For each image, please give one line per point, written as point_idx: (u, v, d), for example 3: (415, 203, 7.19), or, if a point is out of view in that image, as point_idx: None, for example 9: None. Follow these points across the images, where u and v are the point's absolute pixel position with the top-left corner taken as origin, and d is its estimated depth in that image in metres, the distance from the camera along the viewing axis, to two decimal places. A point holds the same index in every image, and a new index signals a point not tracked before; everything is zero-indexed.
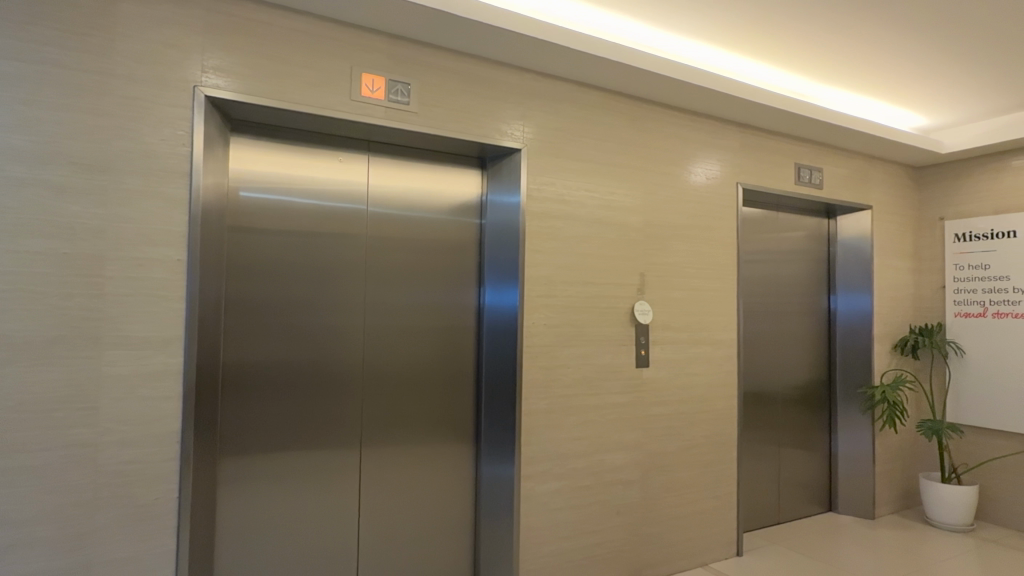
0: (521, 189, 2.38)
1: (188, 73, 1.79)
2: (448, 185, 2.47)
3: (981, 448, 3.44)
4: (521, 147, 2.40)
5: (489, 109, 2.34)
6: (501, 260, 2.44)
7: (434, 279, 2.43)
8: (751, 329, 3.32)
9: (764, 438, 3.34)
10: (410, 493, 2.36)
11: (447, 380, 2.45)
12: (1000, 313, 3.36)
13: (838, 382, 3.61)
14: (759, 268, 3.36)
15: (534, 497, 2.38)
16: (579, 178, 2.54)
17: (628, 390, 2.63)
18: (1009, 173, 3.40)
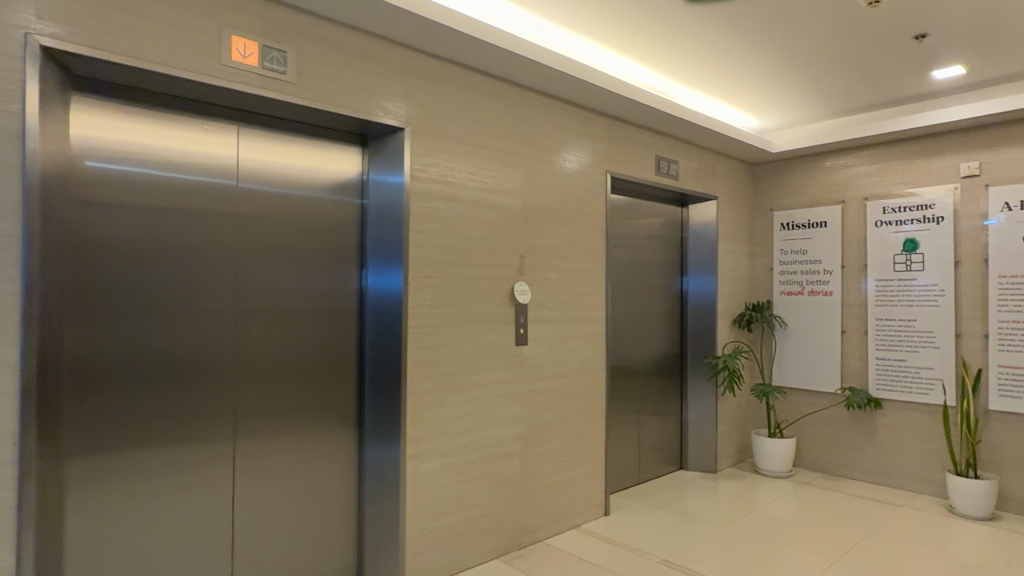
0: (404, 168, 2.35)
1: (16, 18, 1.54)
2: (324, 162, 2.36)
3: (798, 406, 4.03)
4: (404, 127, 2.37)
5: (371, 85, 2.27)
6: (384, 241, 2.40)
7: (313, 260, 2.33)
8: (616, 308, 3.58)
9: (626, 408, 3.64)
10: (288, 485, 2.26)
11: (327, 365, 2.37)
12: (814, 291, 3.96)
13: (688, 354, 4.02)
14: (623, 251, 3.62)
15: (419, 476, 2.40)
16: (461, 160, 2.57)
17: (508, 367, 2.73)
18: (822, 171, 3.98)
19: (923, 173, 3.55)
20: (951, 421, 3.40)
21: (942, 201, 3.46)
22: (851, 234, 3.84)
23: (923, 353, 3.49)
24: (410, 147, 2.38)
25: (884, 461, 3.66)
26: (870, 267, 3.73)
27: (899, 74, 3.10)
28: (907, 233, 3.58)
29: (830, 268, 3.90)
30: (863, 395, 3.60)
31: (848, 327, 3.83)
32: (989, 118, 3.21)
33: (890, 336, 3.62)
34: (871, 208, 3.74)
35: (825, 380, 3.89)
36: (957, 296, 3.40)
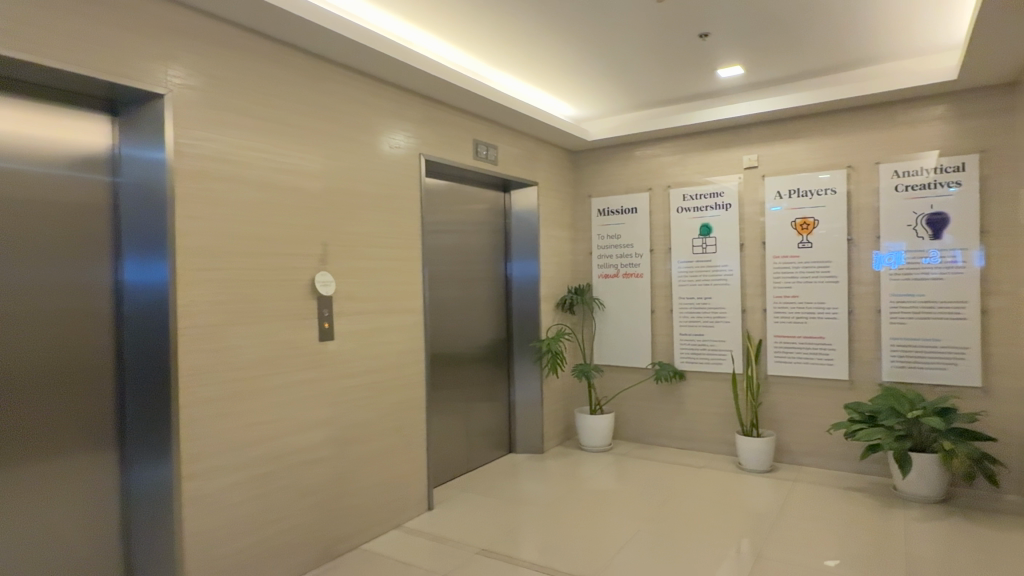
0: (167, 141, 2.01)
1: None
2: (55, 129, 1.93)
3: (616, 383, 4.27)
4: (164, 93, 2.01)
5: (116, 39, 1.89)
6: (146, 227, 2.04)
7: (47, 251, 1.91)
8: (438, 296, 3.47)
9: (451, 397, 3.57)
10: (17, 526, 1.84)
11: (73, 377, 1.97)
12: (628, 274, 4.20)
13: (514, 339, 4.06)
14: (445, 237, 3.52)
15: (201, 498, 2.09)
16: (245, 135, 2.27)
17: (312, 365, 2.49)
18: (633, 160, 4.21)
19: (715, 164, 3.89)
20: (740, 387, 3.79)
21: (730, 189, 3.83)
22: (658, 220, 4.11)
23: (718, 327, 3.85)
24: (175, 116, 2.04)
25: (689, 428, 3.99)
26: (674, 250, 4.03)
27: (691, 69, 3.34)
28: (703, 219, 3.91)
29: (641, 252, 4.15)
30: (669, 369, 3.89)
31: (657, 306, 4.11)
32: (764, 115, 3.59)
33: (691, 314, 3.95)
34: (674, 195, 4.03)
35: (638, 357, 4.15)
36: (743, 275, 3.79)
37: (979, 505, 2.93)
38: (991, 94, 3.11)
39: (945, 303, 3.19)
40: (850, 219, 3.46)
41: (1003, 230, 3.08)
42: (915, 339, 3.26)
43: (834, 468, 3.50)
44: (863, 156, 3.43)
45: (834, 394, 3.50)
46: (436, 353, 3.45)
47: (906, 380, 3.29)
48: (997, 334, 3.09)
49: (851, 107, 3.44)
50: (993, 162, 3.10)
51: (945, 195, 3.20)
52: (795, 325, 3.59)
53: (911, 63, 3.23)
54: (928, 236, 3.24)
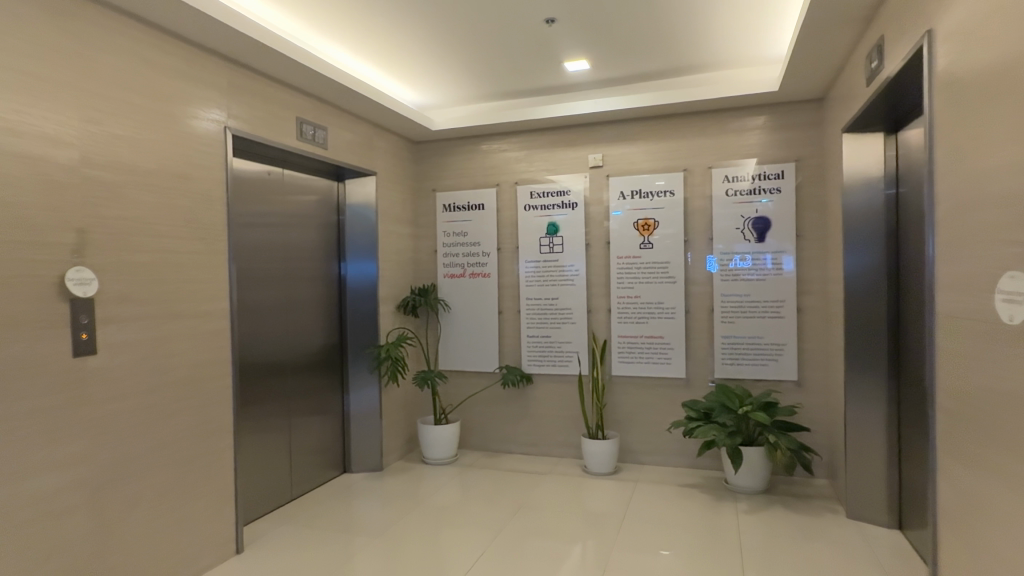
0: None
1: None
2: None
3: (462, 389, 4.02)
4: None
5: None
6: None
7: None
8: (252, 297, 2.96)
9: (269, 415, 3.07)
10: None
11: None
12: (474, 274, 3.98)
13: (349, 345, 3.64)
14: (261, 228, 3.01)
15: None
16: None
17: (60, 388, 1.91)
18: (479, 154, 4.00)
19: (561, 161, 3.81)
20: (586, 389, 3.74)
21: (575, 188, 3.77)
22: (504, 217, 3.94)
23: (564, 328, 3.77)
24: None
25: (536, 433, 3.87)
26: (521, 249, 3.88)
27: (535, 59, 3.20)
28: (550, 217, 3.82)
29: (488, 251, 3.96)
30: (516, 372, 3.73)
31: (504, 308, 3.94)
32: (608, 114, 3.58)
33: (538, 315, 3.83)
34: (521, 192, 3.88)
35: (485, 361, 3.94)
36: (588, 275, 3.75)
37: (797, 492, 3.11)
38: (803, 107, 3.35)
39: (768, 302, 3.38)
40: (686, 221, 3.56)
41: (814, 234, 3.32)
42: (742, 336, 3.42)
43: (673, 464, 3.57)
44: (697, 160, 3.54)
45: (672, 392, 3.57)
46: (249, 365, 2.94)
47: (735, 376, 3.44)
48: (810, 331, 3.32)
49: (686, 112, 3.53)
50: (805, 171, 3.34)
51: (767, 200, 3.39)
52: (637, 325, 3.62)
53: (735, 73, 3.39)
54: (753, 239, 3.40)
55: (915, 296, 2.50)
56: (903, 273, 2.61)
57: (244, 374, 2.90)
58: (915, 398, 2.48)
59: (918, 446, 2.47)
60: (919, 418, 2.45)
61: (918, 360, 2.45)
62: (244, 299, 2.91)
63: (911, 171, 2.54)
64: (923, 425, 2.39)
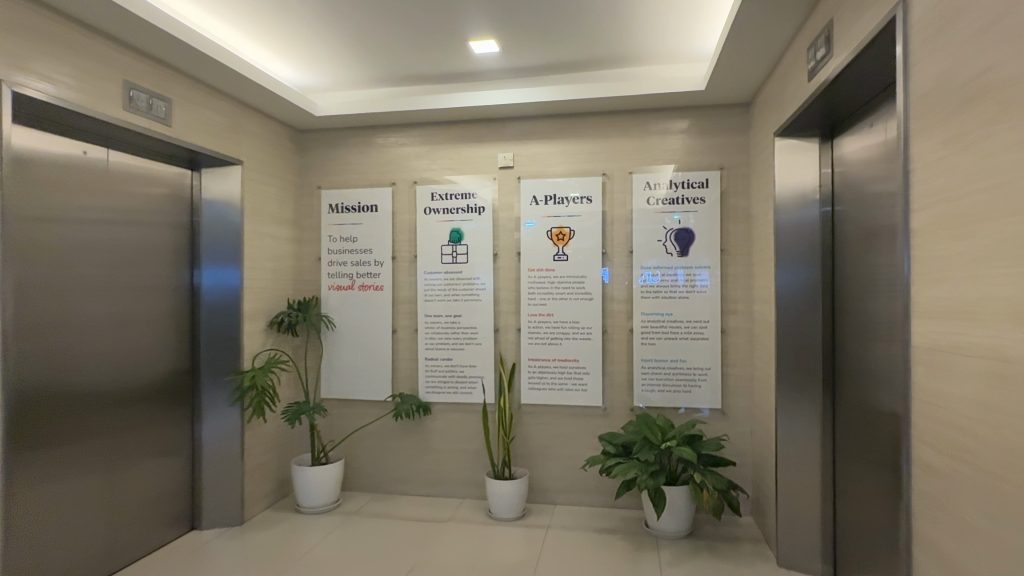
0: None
1: None
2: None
3: (348, 421, 3.43)
4: None
5: None
6: None
7: None
8: (46, 310, 2.23)
9: (71, 465, 2.33)
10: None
11: None
12: (364, 286, 3.42)
13: (202, 371, 2.94)
14: (65, 220, 2.29)
15: None
16: None
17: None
18: (373, 147, 3.46)
19: (467, 160, 3.35)
20: (492, 420, 3.27)
21: (483, 191, 3.32)
22: (401, 222, 3.42)
23: (468, 350, 3.29)
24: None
25: (434, 471, 3.34)
26: (419, 258, 3.37)
27: (437, 35, 2.73)
28: (453, 223, 3.34)
29: (380, 259, 3.41)
30: (412, 402, 3.20)
31: (399, 326, 3.41)
32: (520, 108, 3.16)
33: (438, 335, 3.33)
34: (420, 193, 3.38)
35: (376, 388, 3.38)
36: (496, 289, 3.30)
37: (723, 535, 2.79)
38: (729, 112, 3.10)
39: (691, 322, 3.08)
40: (604, 231, 3.20)
41: (740, 249, 3.06)
42: (663, 360, 3.09)
43: (588, 504, 3.17)
44: (616, 164, 3.20)
45: (588, 423, 3.18)
46: (41, 401, 2.20)
47: (656, 404, 3.11)
48: (734, 354, 3.05)
49: (606, 110, 3.19)
50: (731, 181, 3.08)
51: (690, 210, 3.09)
52: (549, 347, 3.21)
53: (659, 69, 3.08)
54: (676, 253, 3.10)
55: (871, 325, 2.16)
56: (854, 296, 2.28)
57: (32, 411, 2.16)
58: (867, 442, 2.15)
59: (869, 499, 2.14)
60: (870, 464, 2.13)
61: (874, 400, 2.11)
62: (33, 312, 2.18)
63: (849, 182, 2.31)
64: (882, 478, 2.04)
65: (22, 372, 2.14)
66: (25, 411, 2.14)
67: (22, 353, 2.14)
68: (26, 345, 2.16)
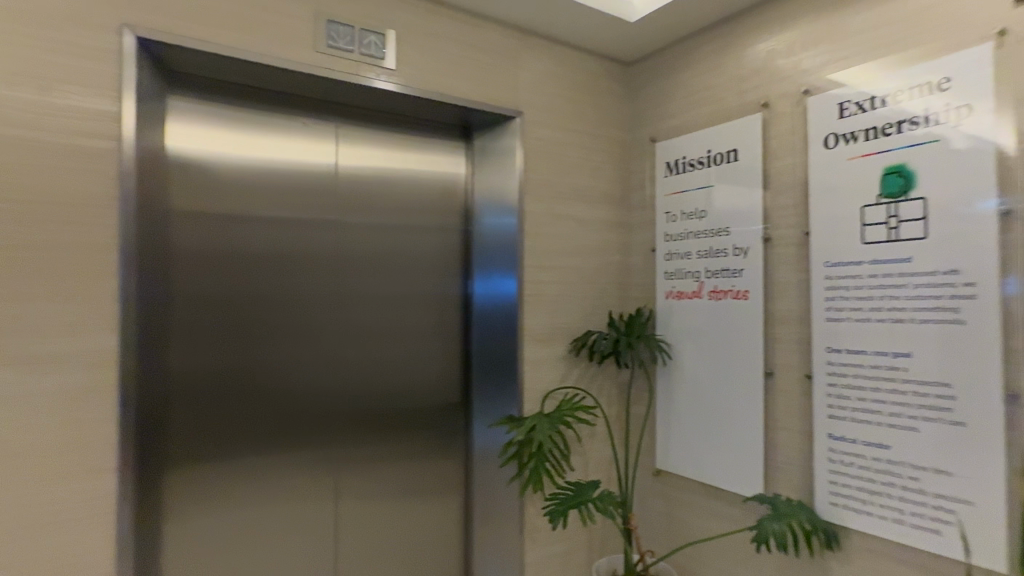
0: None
1: None
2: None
3: (693, 514, 2.08)
4: None
5: None
6: None
7: None
8: (222, 317, 1.76)
9: (286, 501, 1.86)
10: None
11: None
12: (718, 293, 2.00)
13: (475, 396, 2.20)
14: (279, 221, 1.85)
15: None
16: None
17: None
18: (731, 49, 2.00)
19: (927, 13, 1.52)
20: None
21: (968, 71, 1.44)
22: (780, 173, 1.85)
23: (930, 434, 1.47)
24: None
25: None
26: (816, 237, 1.73)
27: None
28: (889, 156, 1.57)
29: (744, 245, 1.93)
30: (791, 521, 1.61)
31: (777, 366, 1.84)
32: None
33: (857, 392, 1.61)
34: (817, 110, 1.74)
35: (737, 474, 1.92)
36: (1009, 299, 1.37)
37: None
38: None
39: None
40: None
41: None
42: None
43: None
44: None
45: None
46: (235, 417, 1.78)
47: None
48: None
49: None
50: None
51: None
52: None
53: None
54: None
55: None
56: None
57: (220, 418, 1.75)
58: None
59: None
60: None
61: None
62: (218, 322, 1.75)
63: None
64: None
65: (224, 388, 1.76)
66: (219, 414, 1.75)
67: (220, 369, 1.76)
68: (215, 359, 1.75)
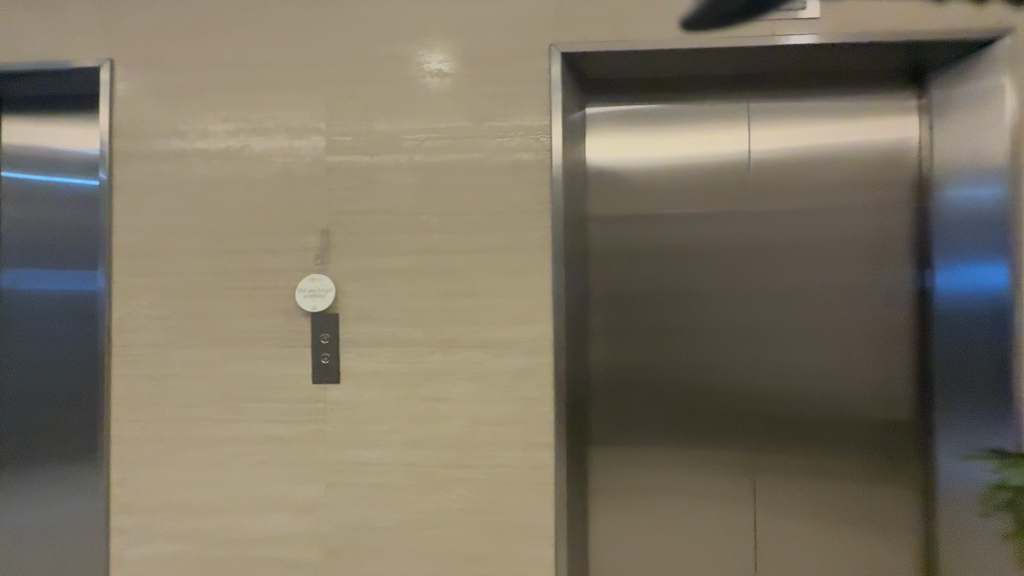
0: (104, 163, 1.66)
1: None
2: (59, 138, 1.84)
3: None
4: (111, 61, 1.67)
5: (110, 48, 1.67)
6: (83, 243, 1.83)
7: (63, 261, 1.84)
8: (645, 316, 1.80)
9: (703, 506, 1.79)
10: (36, 521, 1.84)
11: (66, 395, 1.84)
12: None
13: (937, 417, 1.70)
14: (691, 218, 1.79)
15: (138, 548, 1.64)
16: (214, 112, 1.65)
17: (303, 416, 1.62)
18: None
19: None
20: None
21: None
22: None
23: None
24: (109, 105, 1.66)
25: None
26: None
27: None
28: None
29: None
30: None
31: None
32: None
33: None
34: None
35: None
36: None
37: None
38: None
39: None
40: None
41: None
42: None
43: None
44: None
45: None
46: (651, 412, 1.80)
47: None
48: None
49: None
50: None
51: None
52: None
53: None
54: None
55: None
56: None
57: (645, 414, 1.80)
58: None
59: None
60: None
61: None
62: (641, 321, 1.80)
63: None
64: None
65: (648, 386, 1.80)
66: (645, 409, 1.80)
67: (644, 365, 1.80)
68: (639, 354, 1.80)
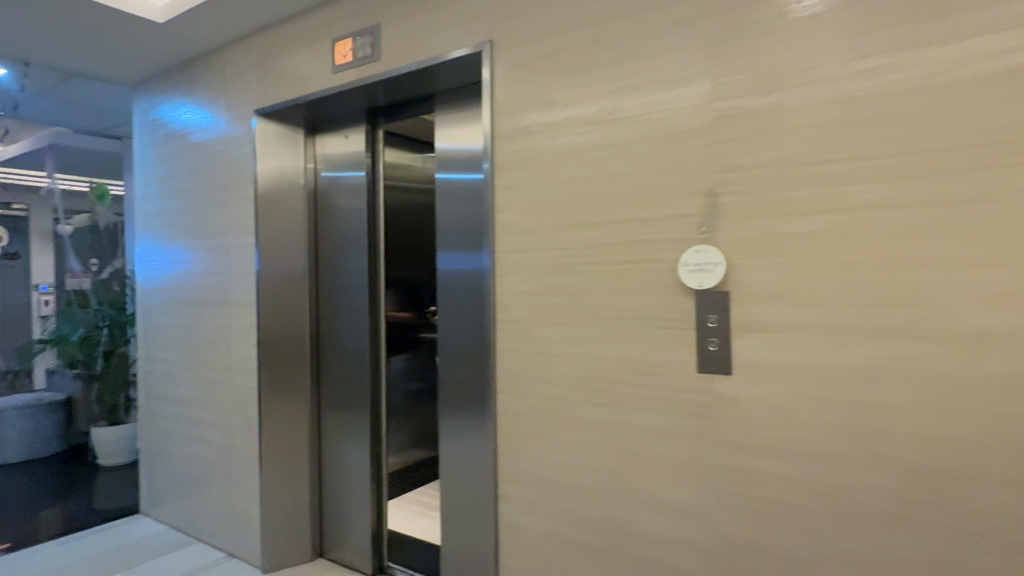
0: (487, 155, 1.71)
1: (249, 104, 2.41)
2: (450, 139, 2.01)
3: None
4: (487, 41, 1.71)
5: (489, 29, 1.71)
6: (474, 223, 1.96)
7: (459, 240, 2.00)
8: None
9: None
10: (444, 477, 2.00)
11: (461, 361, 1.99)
12: None
13: None
14: None
15: (520, 512, 1.71)
16: (586, 73, 1.54)
17: (684, 407, 1.41)
18: None
19: None
20: None
21: None
22: None
23: None
24: (490, 96, 1.70)
25: None
26: None
27: None
28: None
29: None
30: None
31: None
32: None
33: None
34: None
35: None
36: None
37: None
38: None
39: None
40: None
41: None
42: None
43: None
44: None
45: None
46: None
47: None
48: None
49: None
50: None
51: None
52: None
53: None
54: None
55: None
56: None
57: None
58: None
59: None
60: None
61: None
62: None
63: None
64: None
65: None
66: None
67: None
68: None
